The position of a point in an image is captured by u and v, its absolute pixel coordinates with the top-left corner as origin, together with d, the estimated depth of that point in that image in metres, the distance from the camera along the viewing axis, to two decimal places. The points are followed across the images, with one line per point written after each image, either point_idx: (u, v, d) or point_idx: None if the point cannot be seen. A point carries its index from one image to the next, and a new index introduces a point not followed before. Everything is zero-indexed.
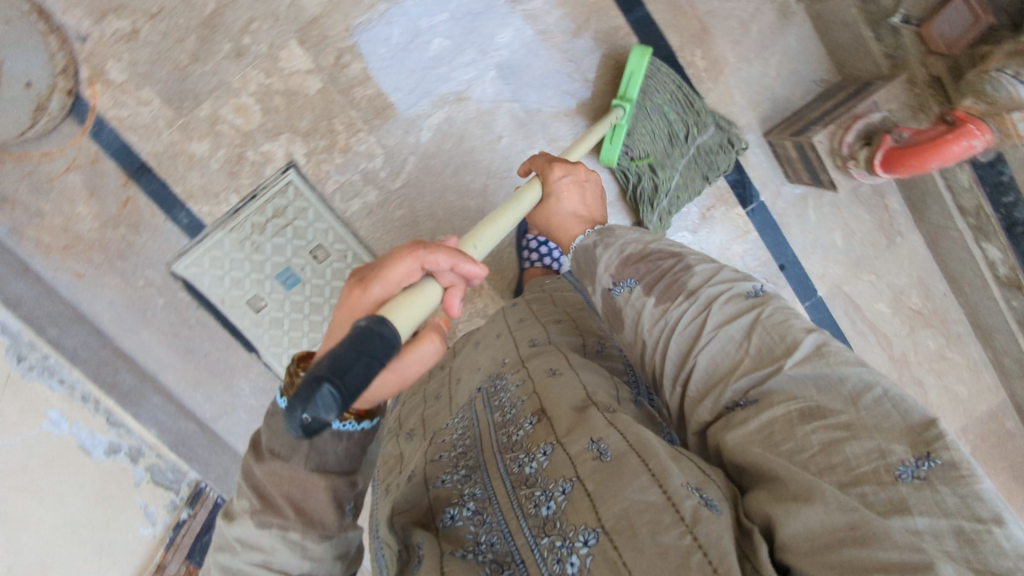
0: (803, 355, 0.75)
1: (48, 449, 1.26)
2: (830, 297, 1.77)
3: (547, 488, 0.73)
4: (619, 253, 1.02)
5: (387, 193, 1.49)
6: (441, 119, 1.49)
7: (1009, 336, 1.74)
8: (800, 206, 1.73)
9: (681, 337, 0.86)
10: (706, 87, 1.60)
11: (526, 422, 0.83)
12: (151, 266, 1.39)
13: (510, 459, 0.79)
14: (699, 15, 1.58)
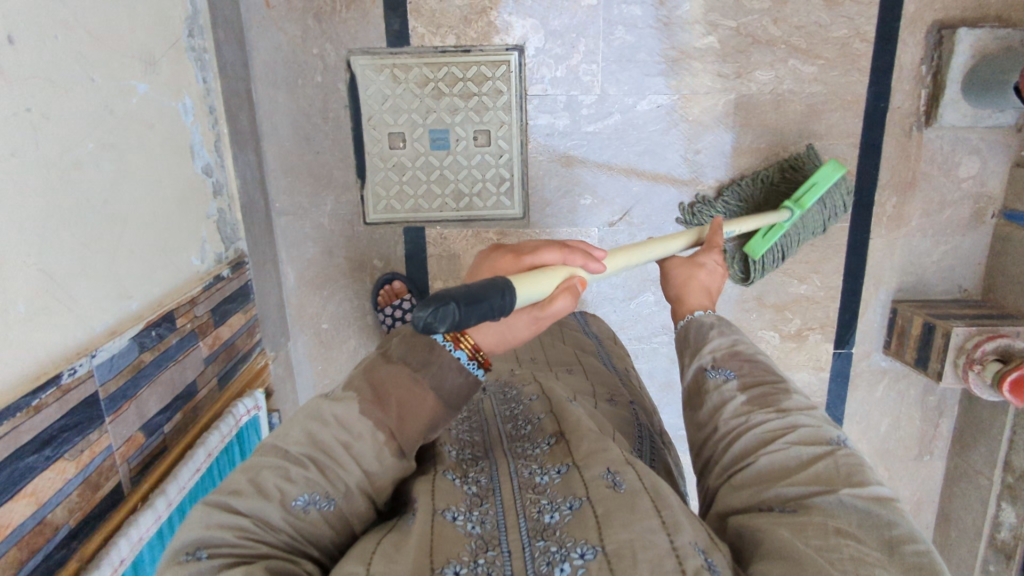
0: (865, 494, 0.59)
1: (173, 126, 0.95)
2: (860, 411, 1.45)
3: (542, 466, 0.66)
4: (724, 345, 0.74)
5: (482, 153, 1.27)
6: (543, 156, 1.28)
7: (968, 541, 1.41)
8: (881, 381, 1.43)
9: (751, 436, 0.65)
10: (875, 230, 1.33)
11: (544, 442, 0.71)
12: (335, 95, 1.24)
13: (522, 464, 0.67)
14: (966, 140, 1.28)
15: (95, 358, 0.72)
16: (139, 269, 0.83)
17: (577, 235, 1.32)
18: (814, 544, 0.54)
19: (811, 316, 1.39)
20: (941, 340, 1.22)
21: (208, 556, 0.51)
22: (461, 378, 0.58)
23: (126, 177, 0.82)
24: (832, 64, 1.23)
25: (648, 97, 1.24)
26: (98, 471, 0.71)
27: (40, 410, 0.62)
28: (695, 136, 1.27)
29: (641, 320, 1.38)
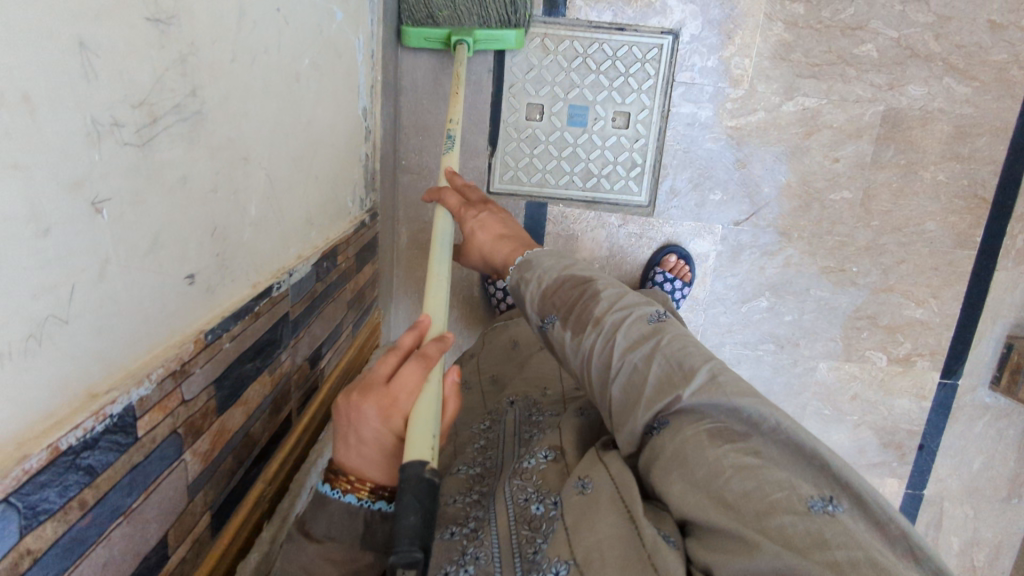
0: (698, 386, 0.54)
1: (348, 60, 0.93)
2: (955, 445, 1.42)
3: (539, 490, 0.63)
4: (536, 282, 0.69)
5: (618, 135, 1.24)
6: (681, 147, 1.25)
7: None
8: (982, 418, 1.39)
9: (596, 368, 0.61)
10: (1002, 262, 1.29)
11: (539, 453, 0.68)
12: (480, 58, 1.22)
13: (518, 484, 0.65)
14: None
15: (292, 277, 0.69)
16: (317, 198, 0.80)
17: (701, 230, 1.29)
18: (702, 473, 0.49)
19: (923, 342, 1.35)
20: None
21: None
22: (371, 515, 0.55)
23: (321, 102, 0.79)
24: (987, 86, 1.20)
25: (795, 98, 1.22)
26: (281, 393, 0.68)
27: (257, 320, 0.59)
28: (835, 144, 1.24)
29: (750, 326, 1.35)
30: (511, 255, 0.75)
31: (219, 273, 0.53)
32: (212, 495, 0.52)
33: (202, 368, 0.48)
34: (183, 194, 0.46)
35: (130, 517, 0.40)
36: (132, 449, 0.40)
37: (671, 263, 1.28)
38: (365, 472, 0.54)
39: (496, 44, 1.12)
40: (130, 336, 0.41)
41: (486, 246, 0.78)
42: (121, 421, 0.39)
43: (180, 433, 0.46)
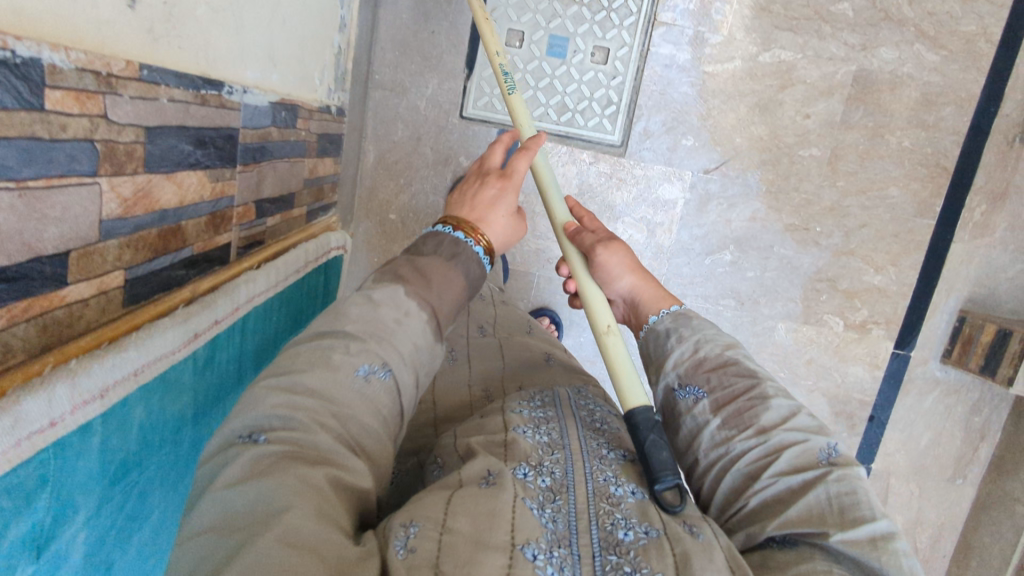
0: (858, 538, 0.47)
1: None
2: (905, 419, 1.42)
3: (619, 477, 0.54)
4: (688, 349, 0.61)
5: (596, 70, 1.23)
6: (656, 88, 1.25)
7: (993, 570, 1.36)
8: (933, 392, 1.40)
9: (736, 476, 0.54)
10: (959, 235, 1.32)
11: (620, 451, 0.59)
12: None
13: (603, 466, 0.55)
14: None
15: (246, 96, 0.66)
16: (280, 45, 0.76)
17: (671, 175, 1.29)
18: None
19: (880, 309, 1.36)
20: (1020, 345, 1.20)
21: (265, 439, 0.46)
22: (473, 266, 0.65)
23: None
24: (954, 56, 1.24)
25: (772, 49, 1.23)
26: (221, 214, 0.63)
27: (204, 105, 0.56)
28: (807, 100, 1.26)
29: (713, 278, 1.34)
30: (659, 300, 0.69)
31: (165, 25, 0.49)
32: (128, 256, 0.48)
33: (131, 98, 0.44)
34: None
35: (23, 191, 0.35)
36: (35, 116, 0.36)
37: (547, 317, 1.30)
38: (482, 224, 0.67)
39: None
40: (56, 6, 0.37)
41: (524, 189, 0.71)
42: (25, 71, 0.34)
43: (97, 148, 0.41)
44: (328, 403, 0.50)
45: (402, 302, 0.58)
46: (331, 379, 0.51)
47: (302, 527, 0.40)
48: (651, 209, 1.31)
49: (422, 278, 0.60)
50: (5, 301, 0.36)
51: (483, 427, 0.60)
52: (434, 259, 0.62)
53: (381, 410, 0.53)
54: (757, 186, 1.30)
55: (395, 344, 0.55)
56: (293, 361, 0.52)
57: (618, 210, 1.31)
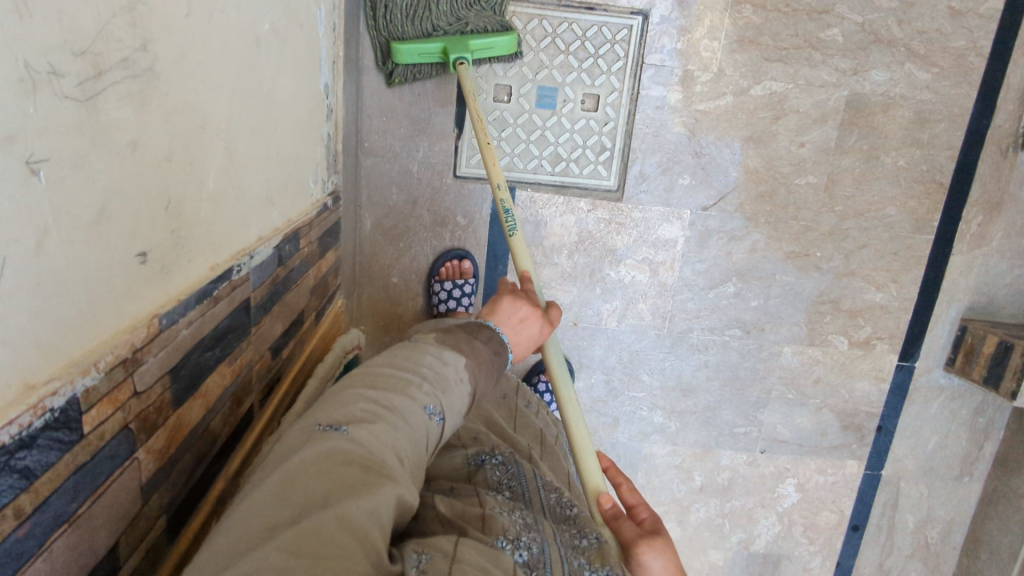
0: None
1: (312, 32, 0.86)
2: (912, 427, 1.45)
3: (592, 563, 0.63)
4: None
5: (588, 119, 1.21)
6: (650, 132, 1.23)
7: (1004, 565, 1.41)
8: (937, 398, 1.43)
9: None
10: (957, 248, 1.33)
11: (587, 540, 0.68)
12: None
13: (574, 554, 0.64)
14: None
15: (253, 260, 0.63)
16: (277, 178, 0.74)
17: (669, 215, 1.29)
18: None
19: (883, 325, 1.38)
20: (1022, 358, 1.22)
21: (345, 430, 0.55)
22: (488, 342, 0.69)
23: (281, 74, 0.72)
24: (945, 73, 1.23)
25: (763, 81, 1.21)
26: (242, 384, 0.63)
27: (217, 304, 0.54)
28: (801, 129, 1.25)
29: (717, 311, 1.35)
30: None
31: (175, 251, 0.48)
32: (168, 497, 0.47)
33: (156, 356, 0.43)
34: (134, 159, 0.41)
35: (73, 525, 0.35)
36: (76, 448, 0.35)
37: None
38: (529, 320, 0.75)
39: (489, 52, 1.06)
40: (74, 320, 0.36)
41: (534, 328, 0.75)
42: (63, 416, 0.33)
43: (132, 429, 0.41)
44: (398, 423, 0.58)
45: (458, 367, 0.65)
46: (405, 405, 0.60)
47: (346, 537, 0.46)
48: (652, 249, 1.30)
49: (473, 352, 0.67)
50: None
51: (461, 505, 0.68)
52: (477, 344, 0.67)
53: (427, 444, 0.61)
54: (756, 218, 1.29)
55: (452, 396, 0.64)
56: (378, 384, 0.61)
57: (619, 253, 1.30)
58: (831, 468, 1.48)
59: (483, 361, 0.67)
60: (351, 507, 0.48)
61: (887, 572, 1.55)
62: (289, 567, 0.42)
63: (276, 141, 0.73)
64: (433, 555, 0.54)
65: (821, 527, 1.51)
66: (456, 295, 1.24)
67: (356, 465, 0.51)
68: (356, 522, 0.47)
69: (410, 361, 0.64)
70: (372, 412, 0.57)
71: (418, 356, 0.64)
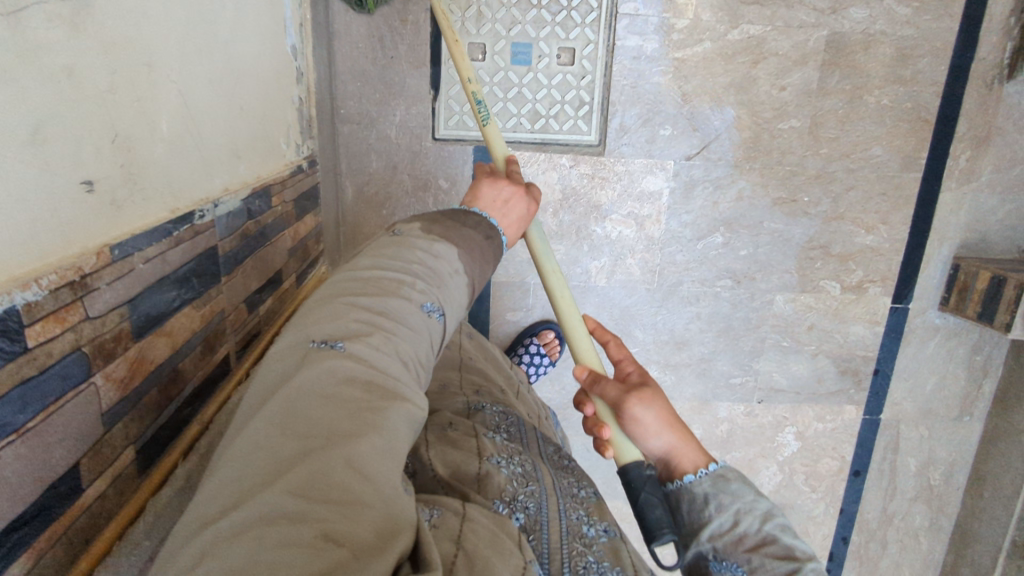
0: None
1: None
2: (909, 369, 1.44)
3: (591, 518, 0.65)
4: (729, 522, 0.57)
5: (564, 73, 1.21)
6: (628, 83, 1.22)
7: (1007, 502, 1.41)
8: (934, 339, 1.42)
9: None
10: (946, 185, 1.31)
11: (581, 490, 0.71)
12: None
13: (571, 506, 0.66)
14: None
15: (217, 210, 0.64)
16: (243, 134, 0.74)
17: (653, 167, 1.28)
18: None
19: (874, 268, 1.37)
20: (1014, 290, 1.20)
21: (342, 346, 0.52)
22: (474, 231, 0.67)
23: (238, 28, 0.72)
24: (926, 6, 1.21)
25: (740, 26, 1.20)
26: (215, 333, 0.64)
27: (178, 245, 0.55)
28: (781, 72, 1.23)
29: (706, 262, 1.34)
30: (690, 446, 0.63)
31: (126, 187, 0.48)
32: (136, 428, 0.48)
33: (109, 285, 0.44)
34: (70, 86, 0.41)
35: (24, 435, 0.36)
36: (21, 360, 0.36)
37: (546, 339, 1.32)
38: (514, 199, 0.72)
39: None
40: (15, 233, 0.36)
41: (519, 206, 0.72)
42: (2, 325, 0.34)
43: (85, 352, 0.42)
44: (398, 331, 0.56)
45: (454, 260, 0.63)
46: (400, 308, 0.57)
47: (367, 452, 0.45)
48: (637, 203, 1.30)
49: (462, 242, 0.65)
50: (29, 541, 0.37)
51: (459, 456, 0.69)
52: (466, 230, 0.66)
53: (430, 346, 0.59)
54: (740, 166, 1.29)
55: (448, 294, 0.62)
56: (368, 289, 0.58)
57: (605, 209, 1.30)
58: (830, 414, 1.48)
59: (488, 249, 0.67)
60: (366, 425, 0.47)
61: (892, 516, 1.55)
62: (315, 490, 0.41)
63: (239, 96, 0.73)
64: (442, 510, 0.56)
65: (823, 474, 1.52)
66: None
67: (362, 383, 0.50)
68: (373, 438, 0.46)
69: (396, 260, 0.61)
70: (370, 324, 0.55)
71: (414, 259, 0.61)
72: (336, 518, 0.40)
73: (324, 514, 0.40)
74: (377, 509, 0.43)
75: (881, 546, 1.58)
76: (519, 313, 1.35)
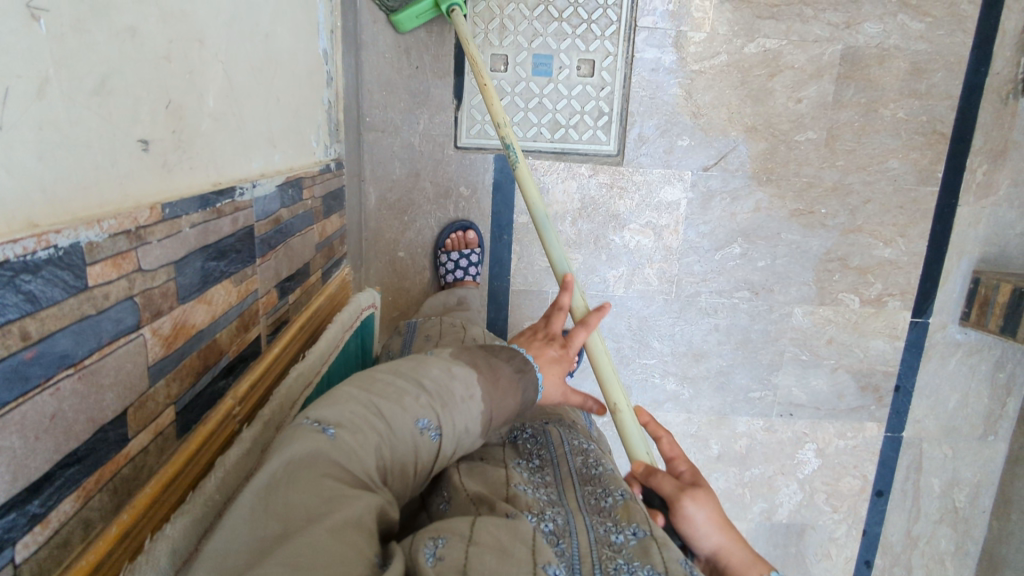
0: None
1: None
2: (930, 386, 1.42)
3: (618, 523, 0.61)
4: None
5: (584, 85, 1.24)
6: (647, 94, 1.25)
7: None
8: (955, 355, 1.40)
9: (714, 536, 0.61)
10: (964, 199, 1.31)
11: (616, 490, 0.67)
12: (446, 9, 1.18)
13: (598, 517, 0.63)
14: None
15: (255, 190, 0.65)
16: (279, 124, 0.76)
17: (671, 177, 1.29)
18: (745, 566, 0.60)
19: (894, 281, 1.36)
20: None
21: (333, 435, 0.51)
22: (512, 367, 0.62)
23: (278, 22, 0.75)
24: (939, 22, 1.23)
25: (757, 39, 1.23)
26: (249, 311, 0.64)
27: (220, 218, 0.56)
28: (797, 86, 1.25)
29: (724, 273, 1.35)
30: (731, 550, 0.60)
31: (176, 153, 0.49)
32: (177, 390, 0.48)
33: (159, 241, 0.45)
34: (133, 46, 0.43)
35: (81, 371, 0.36)
36: (83, 296, 0.36)
37: None
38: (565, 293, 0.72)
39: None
40: (79, 179, 0.37)
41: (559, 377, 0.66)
42: (68, 258, 0.35)
43: (137, 301, 0.42)
44: (389, 432, 0.55)
45: (471, 383, 0.60)
46: (394, 416, 0.55)
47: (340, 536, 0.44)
48: (656, 213, 1.31)
49: (493, 373, 0.61)
50: (78, 480, 0.37)
51: (489, 481, 0.66)
52: (506, 367, 0.62)
53: (417, 462, 0.57)
54: (758, 179, 1.30)
55: (456, 417, 0.58)
56: (371, 393, 0.57)
57: (623, 218, 1.31)
58: (851, 431, 1.45)
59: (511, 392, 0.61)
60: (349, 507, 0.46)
61: (916, 539, 1.51)
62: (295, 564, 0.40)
63: (276, 85, 0.75)
64: (450, 537, 0.52)
65: (844, 493, 1.48)
66: (463, 265, 1.25)
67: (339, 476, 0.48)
68: (355, 516, 0.46)
69: (410, 373, 0.59)
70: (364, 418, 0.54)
71: (434, 372, 0.60)
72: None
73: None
74: None
75: (906, 571, 1.53)
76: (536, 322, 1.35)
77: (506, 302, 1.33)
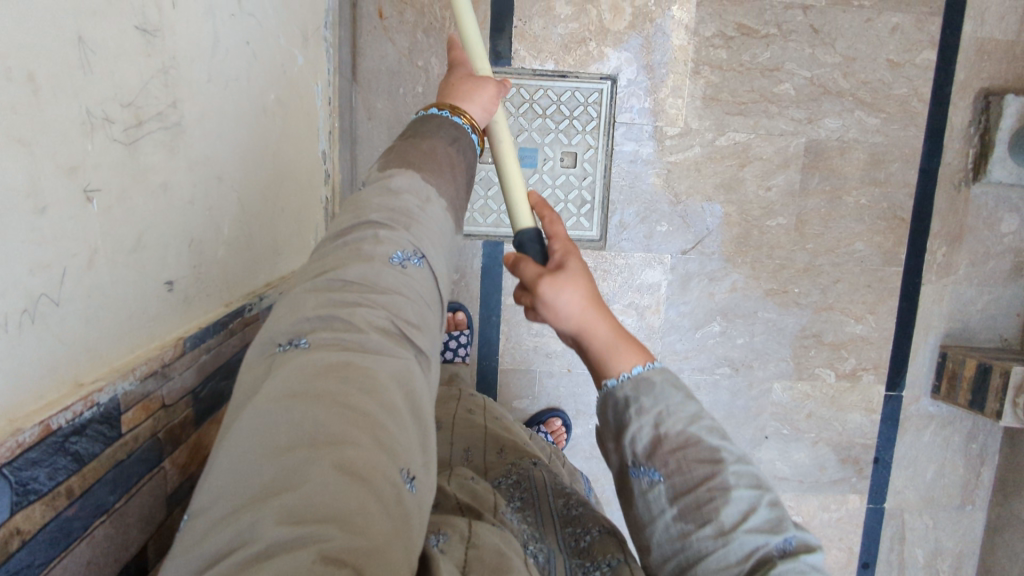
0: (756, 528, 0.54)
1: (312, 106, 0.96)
2: (908, 457, 1.46)
3: (596, 562, 0.66)
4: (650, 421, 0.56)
5: (568, 176, 1.31)
6: (625, 184, 1.32)
7: None
8: (929, 426, 1.45)
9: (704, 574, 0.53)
10: (926, 279, 1.39)
11: (591, 531, 0.71)
12: None
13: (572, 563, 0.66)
14: (1011, 196, 1.36)
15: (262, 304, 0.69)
16: (282, 231, 0.80)
17: (651, 261, 1.36)
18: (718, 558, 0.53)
19: (866, 357, 1.42)
20: (1001, 380, 1.25)
21: (308, 342, 0.46)
22: (449, 147, 0.64)
23: (285, 140, 0.80)
24: (892, 118, 1.33)
25: (727, 133, 1.32)
26: None
27: (230, 338, 0.62)
28: (766, 175, 1.34)
29: (704, 350, 1.40)
30: (630, 353, 0.59)
31: (196, 285, 0.55)
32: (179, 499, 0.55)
33: (180, 374, 0.53)
34: (165, 199, 0.50)
35: (111, 516, 0.46)
36: (116, 445, 0.46)
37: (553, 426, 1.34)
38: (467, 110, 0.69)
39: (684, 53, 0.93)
40: (117, 332, 0.46)
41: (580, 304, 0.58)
42: (108, 416, 0.44)
43: (159, 439, 0.51)
44: (381, 320, 0.48)
45: (422, 189, 0.58)
46: (367, 275, 0.50)
47: (358, 453, 0.39)
48: (637, 293, 1.37)
49: (432, 156, 0.61)
50: None
51: (478, 501, 0.69)
52: (442, 144, 0.64)
53: (420, 298, 0.53)
54: (733, 261, 1.37)
55: (425, 231, 0.56)
56: (329, 287, 0.49)
57: (607, 298, 1.37)
58: (834, 504, 1.48)
59: (463, 186, 0.64)
60: (359, 422, 0.41)
61: None
62: (312, 509, 0.36)
63: (280, 194, 0.79)
64: (450, 534, 0.55)
65: (831, 566, 1.50)
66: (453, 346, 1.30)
67: (335, 369, 0.43)
68: (364, 434, 0.40)
69: (357, 219, 0.54)
70: (335, 304, 0.48)
71: (377, 206, 0.55)
72: (335, 531, 0.35)
73: (322, 534, 0.35)
74: (375, 507, 0.38)
75: None
76: (525, 401, 1.37)
77: (495, 381, 1.36)
